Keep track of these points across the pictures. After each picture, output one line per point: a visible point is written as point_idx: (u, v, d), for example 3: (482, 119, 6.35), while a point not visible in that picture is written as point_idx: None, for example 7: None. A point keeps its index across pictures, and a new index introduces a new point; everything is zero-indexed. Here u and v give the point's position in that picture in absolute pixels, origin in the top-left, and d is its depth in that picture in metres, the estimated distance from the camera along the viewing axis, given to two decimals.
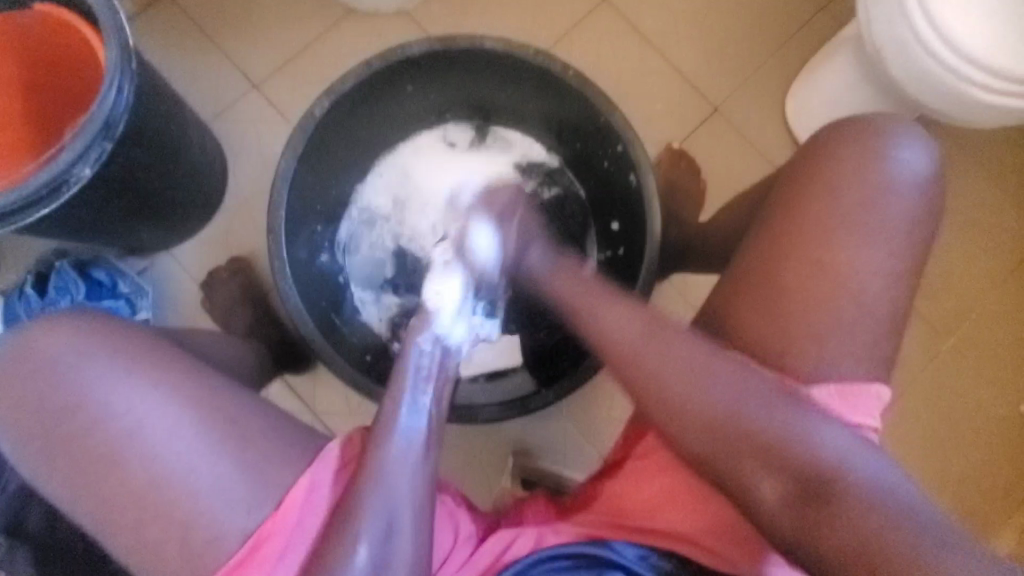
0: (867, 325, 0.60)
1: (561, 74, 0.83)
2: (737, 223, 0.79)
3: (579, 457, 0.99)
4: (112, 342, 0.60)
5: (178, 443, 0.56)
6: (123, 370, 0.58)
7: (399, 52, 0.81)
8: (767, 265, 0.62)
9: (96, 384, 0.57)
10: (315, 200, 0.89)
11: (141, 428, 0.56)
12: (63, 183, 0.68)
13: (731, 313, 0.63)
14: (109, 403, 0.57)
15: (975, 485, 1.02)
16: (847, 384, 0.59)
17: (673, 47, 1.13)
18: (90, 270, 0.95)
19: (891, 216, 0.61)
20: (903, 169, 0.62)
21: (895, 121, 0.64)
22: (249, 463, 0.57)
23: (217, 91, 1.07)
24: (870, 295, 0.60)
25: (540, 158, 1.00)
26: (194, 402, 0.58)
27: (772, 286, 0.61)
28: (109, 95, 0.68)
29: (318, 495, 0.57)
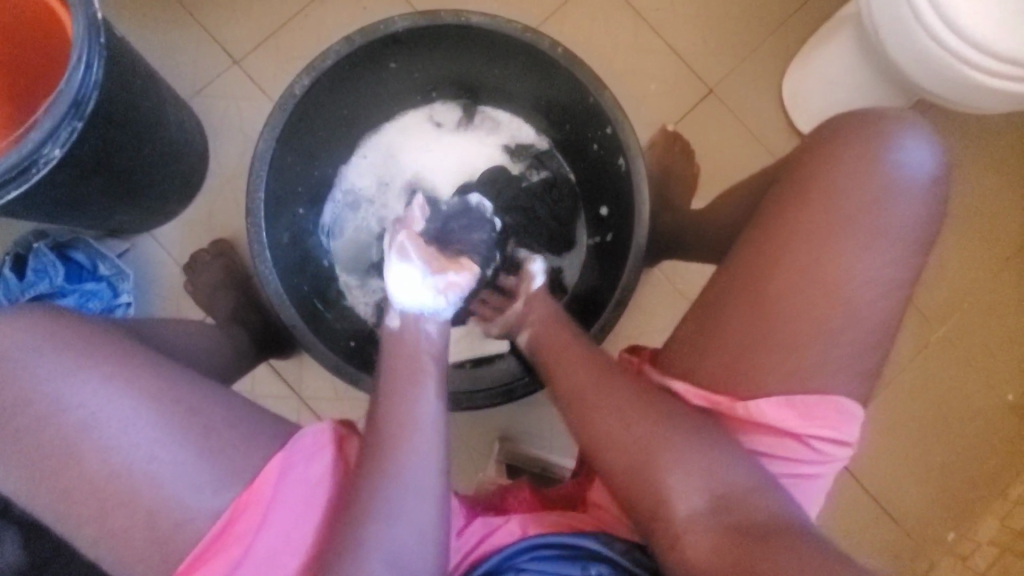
0: (857, 320, 0.58)
1: (550, 53, 0.80)
2: (738, 216, 0.77)
3: (566, 444, 0.99)
4: (77, 331, 0.58)
5: (138, 434, 0.55)
6: (82, 365, 0.56)
7: (381, 28, 0.78)
8: (758, 259, 0.61)
9: (54, 379, 0.55)
10: (297, 182, 0.87)
11: (97, 419, 0.55)
12: (32, 164, 0.66)
13: (720, 310, 0.62)
14: (65, 397, 0.55)
15: (959, 473, 1.03)
16: (802, 397, 0.57)
17: (668, 25, 1.10)
18: (68, 251, 0.94)
19: (886, 207, 0.59)
20: (911, 171, 0.60)
21: (906, 119, 0.62)
22: (214, 447, 0.57)
23: (198, 67, 1.04)
24: (860, 289, 0.58)
25: (529, 140, 0.98)
26: (156, 391, 0.57)
27: (762, 282, 0.60)
28: (77, 71, 0.65)
29: (291, 474, 0.58)
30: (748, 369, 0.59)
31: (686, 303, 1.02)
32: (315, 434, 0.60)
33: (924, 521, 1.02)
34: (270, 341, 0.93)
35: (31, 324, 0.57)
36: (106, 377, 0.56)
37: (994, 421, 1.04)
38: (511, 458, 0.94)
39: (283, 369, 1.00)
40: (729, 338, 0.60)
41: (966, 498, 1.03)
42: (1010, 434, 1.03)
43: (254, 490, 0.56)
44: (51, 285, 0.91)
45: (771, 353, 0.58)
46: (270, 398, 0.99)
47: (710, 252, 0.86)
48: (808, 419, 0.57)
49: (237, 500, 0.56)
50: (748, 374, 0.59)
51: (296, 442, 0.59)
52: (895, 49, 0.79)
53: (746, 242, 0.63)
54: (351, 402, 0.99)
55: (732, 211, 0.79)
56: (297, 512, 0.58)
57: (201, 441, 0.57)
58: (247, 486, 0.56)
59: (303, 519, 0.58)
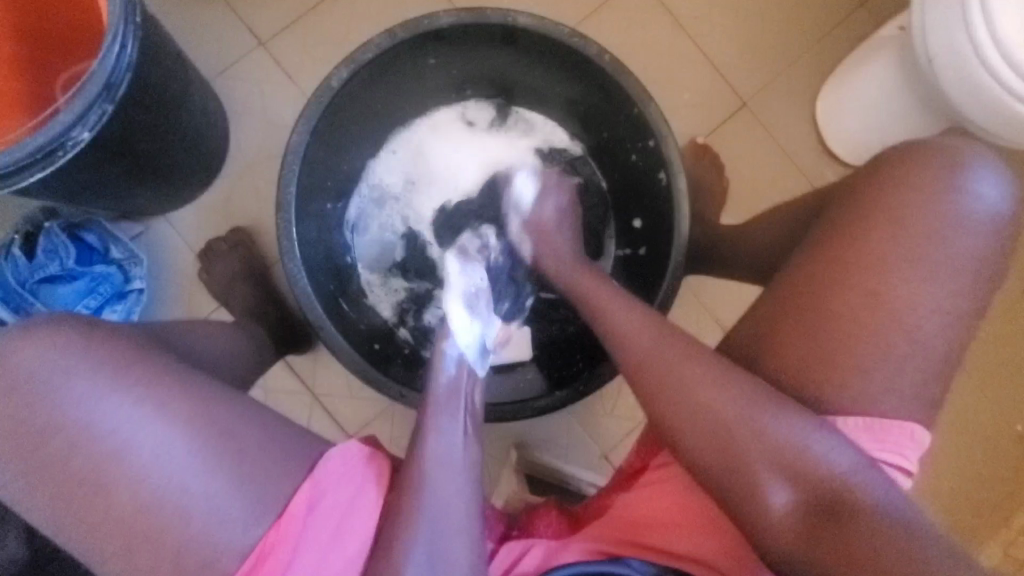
0: (911, 360, 0.57)
1: (597, 59, 0.78)
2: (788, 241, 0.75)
3: (581, 455, 0.98)
4: (116, 347, 0.57)
5: (174, 463, 0.54)
6: (120, 392, 0.54)
7: (425, 23, 0.75)
8: (806, 286, 0.60)
9: (91, 403, 0.54)
10: (326, 175, 0.84)
11: (131, 448, 0.54)
12: (59, 148, 0.64)
13: (769, 339, 0.61)
14: (103, 422, 0.54)
15: None
16: (880, 422, 0.56)
17: (706, 34, 1.08)
18: (80, 232, 0.91)
19: (950, 245, 0.58)
20: (974, 204, 0.58)
21: (975, 150, 0.60)
22: (248, 474, 0.55)
23: (221, 47, 1.00)
24: (917, 328, 0.57)
25: (562, 144, 0.96)
26: (195, 414, 0.55)
27: (817, 312, 0.59)
28: (111, 52, 0.63)
29: (321, 503, 0.55)
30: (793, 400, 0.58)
31: (708, 318, 1.02)
32: (344, 455, 0.58)
33: None
34: (287, 337, 0.90)
35: (65, 346, 0.55)
36: (144, 401, 0.55)
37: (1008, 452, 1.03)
38: (528, 467, 0.96)
39: (296, 365, 0.97)
40: None
41: None
42: None
43: (285, 524, 0.54)
44: (61, 267, 0.88)
45: (825, 384, 0.57)
46: (282, 393, 0.97)
47: (746, 270, 0.83)
48: (880, 440, 0.56)
49: (268, 534, 0.54)
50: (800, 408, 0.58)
51: (321, 466, 0.56)
52: (944, 78, 0.78)
53: (793, 267, 0.62)
54: (367, 403, 0.97)
55: (778, 233, 0.77)
56: (327, 546, 0.54)
57: (239, 460, 0.55)
58: (277, 519, 0.54)
59: (335, 554, 0.54)
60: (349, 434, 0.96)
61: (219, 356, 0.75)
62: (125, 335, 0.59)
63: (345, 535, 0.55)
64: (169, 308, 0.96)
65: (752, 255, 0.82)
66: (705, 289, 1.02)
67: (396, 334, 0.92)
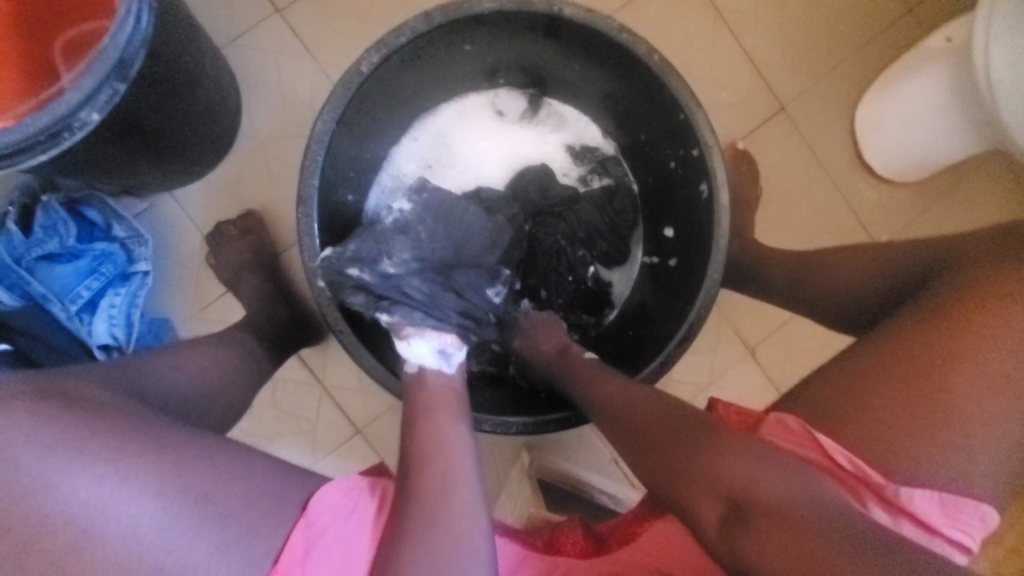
0: (969, 411, 0.55)
1: (644, 59, 0.73)
2: (861, 286, 0.71)
3: (593, 460, 0.97)
4: (59, 414, 0.50)
5: (141, 541, 0.48)
6: (68, 471, 0.48)
7: (466, 8, 0.70)
8: (895, 344, 0.59)
9: (33, 488, 0.47)
10: (348, 164, 0.79)
11: (90, 533, 0.47)
12: (64, 130, 0.59)
13: (849, 386, 0.59)
14: (50, 510, 0.47)
15: None
16: (949, 499, 0.53)
17: (748, 30, 1.02)
18: (81, 208, 0.86)
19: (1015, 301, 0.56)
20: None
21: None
22: (232, 540, 0.50)
23: (234, 12, 0.93)
24: (975, 380, 0.55)
25: (595, 141, 0.92)
26: (163, 480, 0.50)
27: (899, 368, 0.57)
28: (125, 26, 0.58)
29: (321, 540, 0.53)
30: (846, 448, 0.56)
31: (728, 328, 1.00)
32: (339, 485, 0.57)
33: None
34: (295, 334, 0.87)
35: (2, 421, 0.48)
36: (100, 475, 0.48)
37: None
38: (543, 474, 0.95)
39: (304, 356, 0.94)
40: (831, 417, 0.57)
41: None
42: None
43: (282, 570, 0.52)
44: (61, 245, 0.82)
45: (876, 435, 0.55)
46: (290, 385, 0.94)
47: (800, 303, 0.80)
48: (946, 514, 0.53)
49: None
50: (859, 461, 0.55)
51: (318, 500, 0.55)
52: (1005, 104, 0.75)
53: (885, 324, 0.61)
54: (377, 397, 0.95)
55: (845, 270, 0.74)
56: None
57: (224, 524, 0.50)
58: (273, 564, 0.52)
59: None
60: (358, 429, 0.94)
61: (207, 387, 0.69)
62: (71, 399, 0.52)
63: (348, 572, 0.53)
64: (172, 292, 0.92)
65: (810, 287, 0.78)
66: (727, 301, 1.00)
67: None
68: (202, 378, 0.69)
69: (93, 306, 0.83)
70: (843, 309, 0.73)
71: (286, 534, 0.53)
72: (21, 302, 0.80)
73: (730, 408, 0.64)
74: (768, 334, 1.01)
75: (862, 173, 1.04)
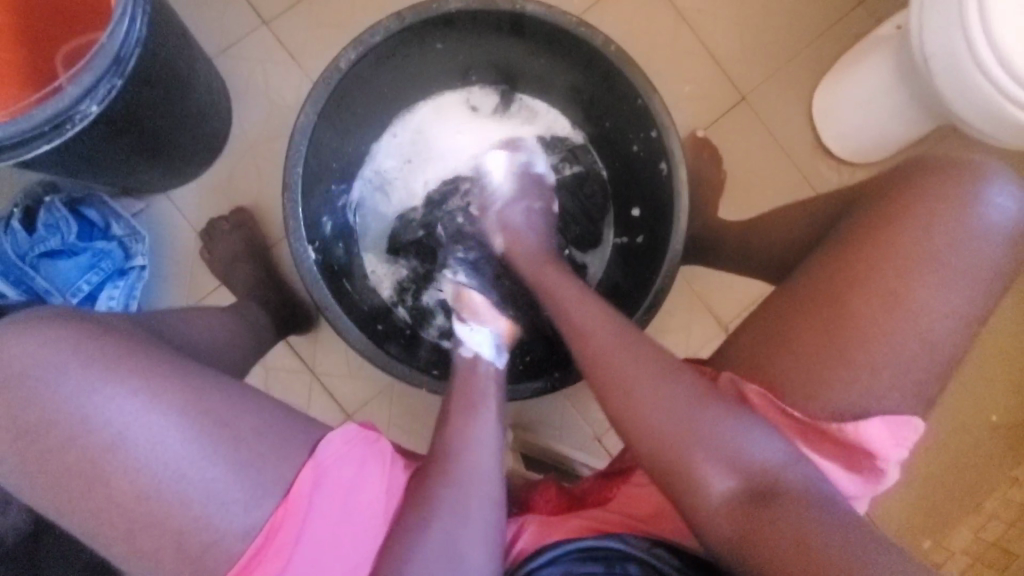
0: (894, 338, 0.59)
1: (602, 49, 0.78)
2: (804, 240, 0.76)
3: (576, 438, 1.01)
4: (98, 336, 0.57)
5: (168, 452, 0.54)
6: (109, 383, 0.54)
7: (435, 8, 0.76)
8: (818, 284, 0.62)
9: (77, 395, 0.54)
10: (331, 157, 0.84)
11: (124, 440, 0.53)
12: (67, 121, 0.64)
13: (780, 330, 0.63)
14: (96, 412, 0.54)
15: (961, 491, 1.06)
16: (891, 420, 0.59)
17: (707, 27, 1.09)
18: (81, 208, 0.91)
19: (951, 249, 0.60)
20: (990, 215, 0.61)
21: (995, 165, 0.63)
22: (245, 460, 0.55)
23: (224, 25, 0.99)
24: (903, 313, 0.59)
25: (564, 132, 0.98)
26: (188, 401, 0.56)
27: (824, 308, 0.61)
28: (121, 26, 0.64)
29: (324, 480, 0.57)
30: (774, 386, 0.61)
31: (702, 307, 1.05)
32: (344, 434, 0.60)
33: (904, 527, 1.06)
34: (286, 318, 0.92)
35: (22, 367, 0.54)
36: (135, 388, 0.55)
37: (981, 440, 1.07)
38: (526, 449, 0.98)
39: (295, 343, 0.99)
40: (782, 360, 0.61)
41: (950, 513, 1.05)
42: (996, 455, 1.06)
43: (291, 501, 0.55)
44: (63, 241, 0.88)
45: (818, 372, 0.60)
46: (281, 371, 0.98)
47: (757, 266, 0.85)
48: (892, 438, 0.59)
49: (274, 514, 0.55)
50: (789, 399, 0.60)
51: (324, 445, 0.58)
52: (940, 78, 0.80)
53: (808, 265, 0.65)
54: (367, 382, 0.99)
55: (792, 230, 0.79)
56: (335, 521, 0.57)
57: (236, 447, 0.55)
58: (282, 498, 0.55)
59: (343, 531, 0.57)
60: (348, 413, 0.98)
61: (212, 344, 0.74)
62: (106, 327, 0.59)
63: (350, 517, 0.58)
64: (168, 287, 0.97)
65: (764, 248, 0.83)
66: (700, 280, 1.05)
67: (395, 312, 0.94)
68: (206, 339, 0.74)
69: (91, 300, 0.89)
70: (792, 263, 0.78)
71: (293, 475, 0.56)
72: (24, 297, 0.86)
73: (694, 364, 0.67)
74: (739, 311, 1.05)
75: (822, 157, 1.09)
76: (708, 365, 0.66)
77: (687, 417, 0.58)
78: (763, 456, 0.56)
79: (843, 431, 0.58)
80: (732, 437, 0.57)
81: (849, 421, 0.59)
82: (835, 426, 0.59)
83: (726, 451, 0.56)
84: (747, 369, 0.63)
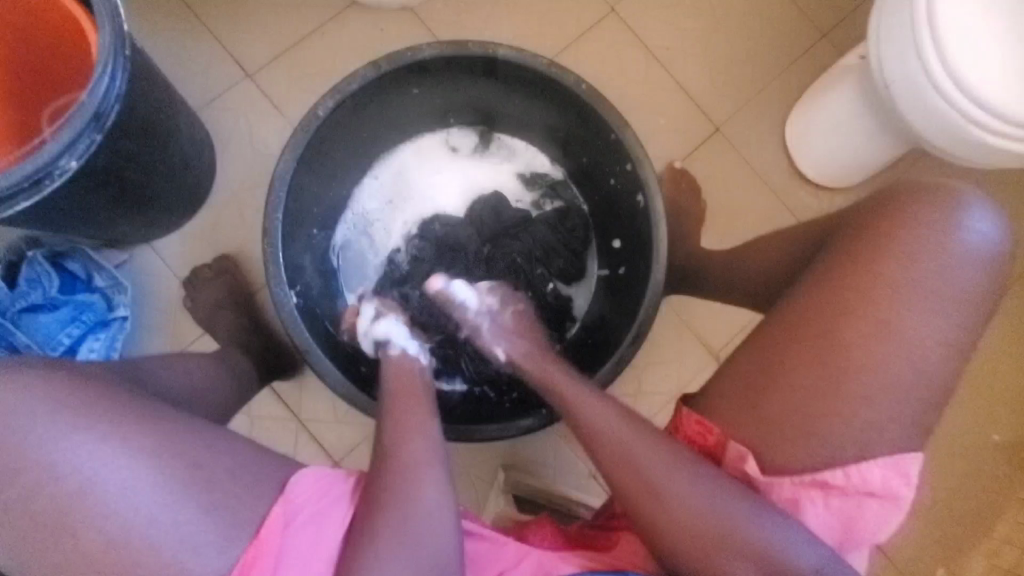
0: (869, 356, 0.59)
1: (575, 89, 0.80)
2: (786, 262, 0.78)
3: (571, 474, 0.98)
4: (75, 384, 0.56)
5: (139, 497, 0.52)
6: (90, 422, 0.54)
7: (409, 56, 0.78)
8: (797, 312, 0.63)
9: (32, 459, 0.52)
10: (311, 202, 0.85)
11: (90, 485, 0.52)
12: (46, 176, 0.66)
13: (767, 354, 0.63)
14: (61, 463, 0.52)
15: (966, 514, 1.03)
16: (894, 458, 0.59)
17: (677, 63, 1.13)
18: (64, 260, 0.91)
19: (926, 270, 0.61)
20: (943, 226, 0.62)
21: (969, 190, 0.64)
22: (218, 504, 0.53)
23: (208, 79, 1.02)
24: (874, 330, 0.60)
25: (544, 169, 1.00)
26: (164, 442, 0.55)
27: (809, 332, 0.61)
28: (101, 83, 0.66)
29: (296, 519, 0.55)
30: (754, 407, 0.61)
31: (690, 335, 1.04)
32: (317, 471, 0.58)
33: (914, 556, 1.02)
34: (272, 363, 0.91)
35: None
36: (112, 430, 0.54)
37: (984, 461, 1.05)
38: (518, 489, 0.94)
39: (281, 391, 0.97)
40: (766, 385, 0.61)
41: (960, 536, 1.03)
42: (1001, 473, 1.05)
43: (261, 541, 0.53)
44: (44, 295, 0.88)
45: (806, 397, 0.60)
46: (267, 420, 0.96)
47: (742, 296, 0.87)
48: (896, 474, 0.59)
49: (246, 553, 0.53)
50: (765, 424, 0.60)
51: (295, 483, 0.56)
52: (903, 103, 0.83)
53: (798, 296, 0.65)
54: (354, 424, 0.97)
55: (770, 258, 0.80)
56: (304, 560, 0.54)
57: (210, 489, 0.54)
58: (253, 537, 0.53)
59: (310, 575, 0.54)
60: (336, 458, 0.96)
61: (190, 387, 0.73)
62: (75, 373, 0.58)
63: (318, 559, 0.54)
64: (152, 336, 0.96)
65: (745, 277, 0.85)
66: (688, 307, 1.05)
67: None
68: (184, 384, 0.72)
69: (72, 352, 0.88)
70: (780, 288, 0.80)
71: (264, 513, 0.54)
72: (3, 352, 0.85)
73: (689, 418, 0.64)
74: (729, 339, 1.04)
75: (798, 182, 1.11)
76: (706, 419, 0.63)
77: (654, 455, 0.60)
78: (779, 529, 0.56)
79: (844, 480, 0.59)
80: (739, 506, 0.57)
81: (850, 468, 0.59)
82: (838, 475, 0.59)
83: (700, 496, 0.58)
84: (731, 397, 0.63)
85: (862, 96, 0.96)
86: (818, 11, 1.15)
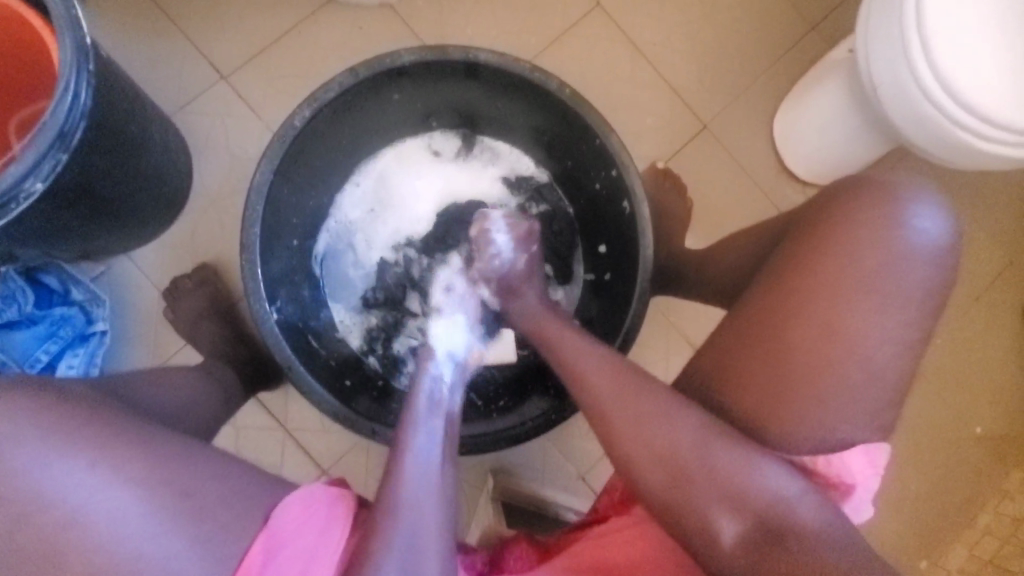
0: (849, 368, 0.59)
1: (557, 93, 0.78)
2: (750, 262, 0.76)
3: (558, 477, 0.99)
4: (54, 406, 0.55)
5: (122, 532, 0.51)
6: (65, 455, 0.52)
7: (387, 61, 0.76)
8: (761, 317, 0.62)
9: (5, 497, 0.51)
10: (291, 212, 0.84)
11: (72, 523, 0.51)
12: (11, 200, 0.63)
13: (730, 361, 0.62)
14: (37, 500, 0.51)
15: (949, 507, 1.05)
16: (869, 450, 0.59)
17: (664, 58, 1.10)
18: (39, 275, 0.89)
19: (905, 281, 0.60)
20: (923, 236, 0.61)
21: (911, 184, 0.63)
22: (204, 535, 0.53)
23: (181, 82, 0.99)
24: (854, 343, 0.59)
25: (528, 172, 0.98)
26: (146, 471, 0.54)
27: (781, 344, 0.61)
28: (63, 101, 0.63)
29: (280, 552, 0.54)
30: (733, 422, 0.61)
31: (678, 336, 1.04)
32: (305, 497, 0.58)
33: (897, 549, 1.04)
34: (256, 374, 0.90)
35: None
36: (89, 463, 0.52)
37: (968, 453, 1.06)
38: (506, 495, 0.95)
39: (266, 400, 0.96)
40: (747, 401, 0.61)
41: (942, 529, 1.04)
42: (983, 466, 1.06)
43: None
44: (20, 312, 0.86)
45: (788, 409, 0.59)
46: (253, 430, 0.96)
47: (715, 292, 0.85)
48: (869, 464, 0.59)
49: None
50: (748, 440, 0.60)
51: (281, 513, 0.56)
52: (890, 104, 0.81)
53: (754, 294, 0.64)
54: (341, 434, 0.96)
55: (740, 255, 0.79)
56: None
57: (199, 520, 0.53)
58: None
59: None
60: (324, 468, 0.96)
61: (178, 405, 0.72)
62: (61, 393, 0.57)
63: None
64: (133, 350, 0.95)
65: (717, 276, 0.83)
66: (675, 307, 1.04)
67: (366, 362, 0.93)
68: (169, 402, 0.71)
69: (50, 369, 0.87)
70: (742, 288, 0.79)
71: (247, 547, 0.54)
72: None
73: None
74: None
75: (786, 178, 1.10)
76: None
77: (668, 444, 0.58)
78: (772, 487, 0.56)
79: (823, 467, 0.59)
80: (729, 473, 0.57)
81: (829, 456, 0.59)
82: (819, 460, 0.59)
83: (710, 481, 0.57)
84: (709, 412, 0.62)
85: (851, 94, 0.94)
86: (806, 3, 1.13)
